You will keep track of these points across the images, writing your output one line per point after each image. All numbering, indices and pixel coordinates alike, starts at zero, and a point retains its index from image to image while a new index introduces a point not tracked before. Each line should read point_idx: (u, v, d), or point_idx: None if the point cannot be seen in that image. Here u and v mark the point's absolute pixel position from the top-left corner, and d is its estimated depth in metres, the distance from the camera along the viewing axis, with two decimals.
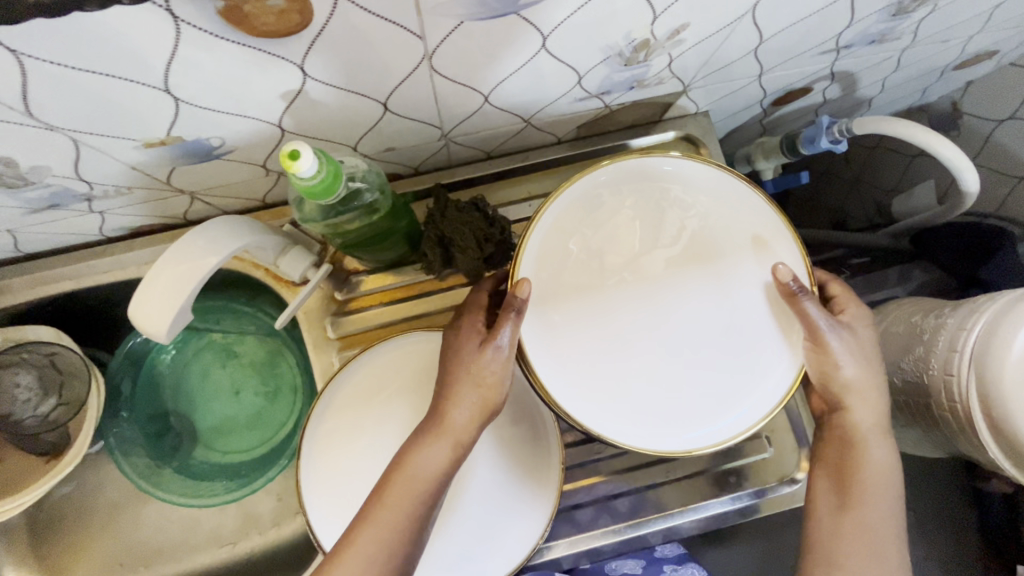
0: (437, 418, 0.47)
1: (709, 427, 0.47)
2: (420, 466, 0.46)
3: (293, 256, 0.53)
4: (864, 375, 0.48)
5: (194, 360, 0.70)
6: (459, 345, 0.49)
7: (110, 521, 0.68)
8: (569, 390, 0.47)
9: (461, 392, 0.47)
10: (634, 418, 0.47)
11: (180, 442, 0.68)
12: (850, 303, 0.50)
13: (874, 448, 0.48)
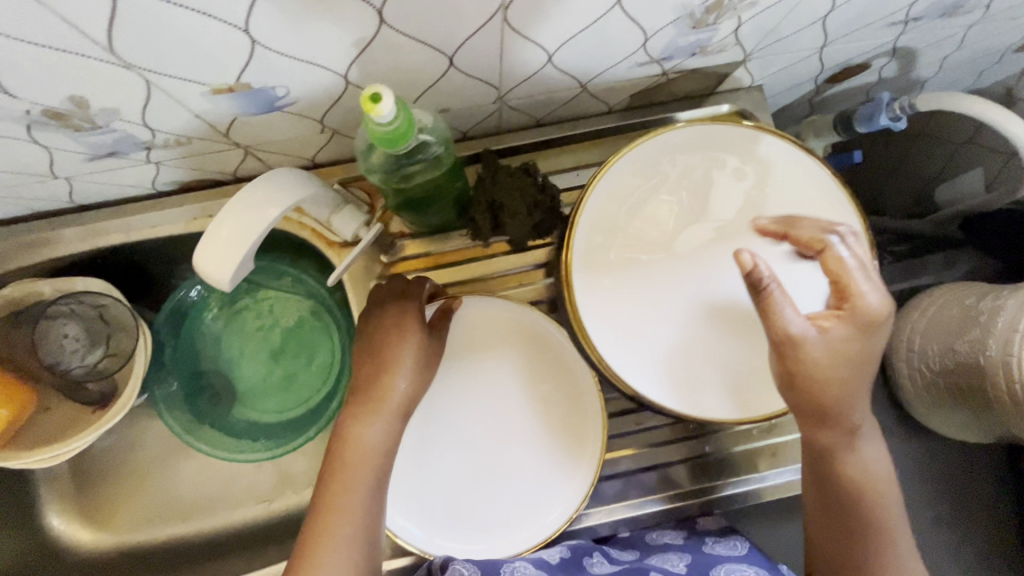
0: (370, 397, 0.50)
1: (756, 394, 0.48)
2: (363, 442, 0.48)
3: (346, 215, 0.52)
4: (842, 377, 0.43)
5: (232, 320, 0.69)
6: (392, 326, 0.51)
7: (150, 473, 0.69)
8: (615, 354, 0.48)
9: (395, 367, 0.50)
10: (679, 385, 0.48)
11: (220, 400, 0.68)
12: (848, 291, 0.44)
13: (862, 452, 0.47)
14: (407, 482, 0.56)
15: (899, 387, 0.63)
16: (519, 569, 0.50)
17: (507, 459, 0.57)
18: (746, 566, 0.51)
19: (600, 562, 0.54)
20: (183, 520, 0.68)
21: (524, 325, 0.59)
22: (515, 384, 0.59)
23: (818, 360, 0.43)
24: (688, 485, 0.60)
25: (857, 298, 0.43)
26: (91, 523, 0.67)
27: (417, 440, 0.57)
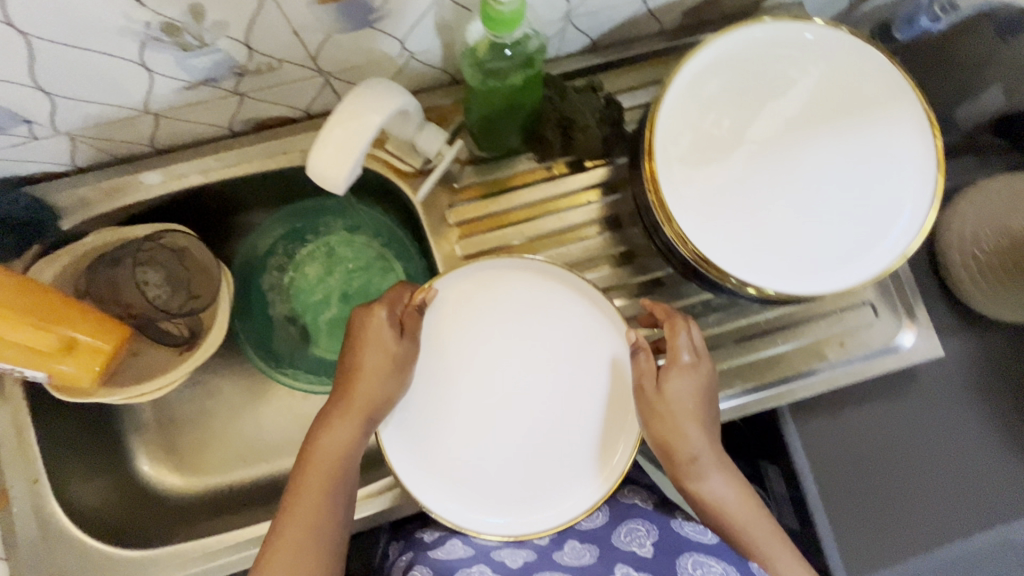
0: (342, 401, 0.53)
1: (830, 273, 0.50)
2: (330, 444, 0.52)
3: (430, 131, 0.54)
4: (693, 419, 0.53)
5: (302, 264, 0.72)
6: (365, 331, 0.53)
7: (231, 418, 0.71)
8: (703, 239, 0.50)
9: (362, 370, 0.52)
10: (765, 264, 0.50)
11: (296, 339, 0.71)
12: (679, 348, 0.54)
13: (709, 491, 0.54)
14: (411, 444, 0.55)
15: (954, 279, 0.65)
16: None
17: (530, 434, 0.56)
18: (712, 560, 0.50)
19: (573, 552, 0.56)
20: (265, 461, 0.70)
21: (541, 284, 0.56)
22: (537, 349, 0.56)
23: (678, 402, 0.53)
24: (769, 377, 0.60)
25: (681, 355, 0.54)
26: (180, 468, 0.69)
27: (432, 433, 0.55)
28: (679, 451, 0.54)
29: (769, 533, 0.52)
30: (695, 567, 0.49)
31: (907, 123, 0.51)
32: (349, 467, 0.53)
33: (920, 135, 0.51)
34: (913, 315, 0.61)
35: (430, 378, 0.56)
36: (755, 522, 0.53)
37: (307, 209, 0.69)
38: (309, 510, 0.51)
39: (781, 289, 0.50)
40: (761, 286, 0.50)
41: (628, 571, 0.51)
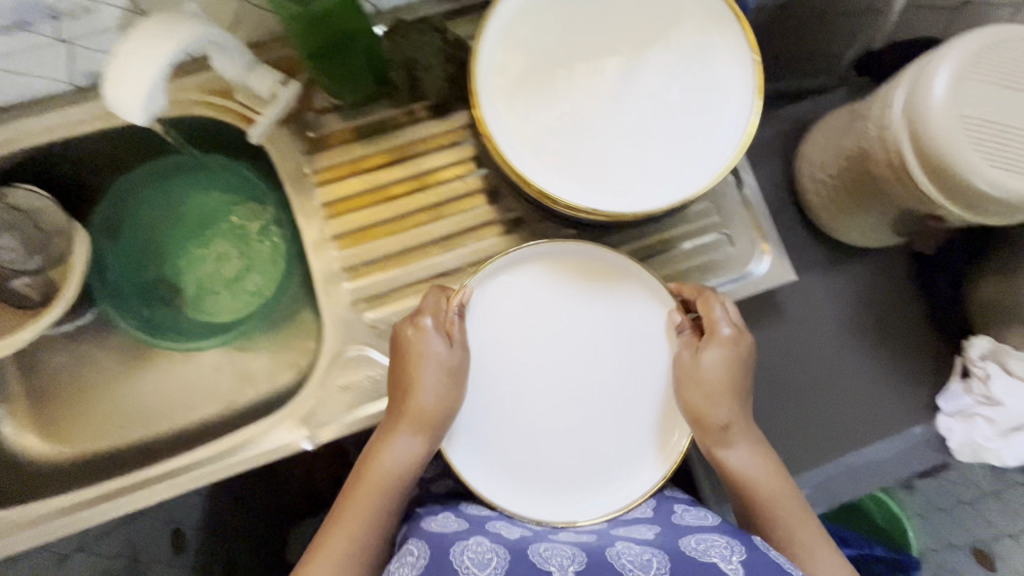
0: (399, 413, 0.53)
1: (652, 193, 0.51)
2: (392, 457, 0.52)
3: (260, 72, 0.54)
4: (726, 395, 0.53)
5: (167, 226, 0.69)
6: (414, 344, 0.53)
7: (108, 386, 0.70)
8: (529, 167, 0.51)
9: (417, 382, 0.52)
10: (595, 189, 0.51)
11: (169, 303, 0.70)
12: (715, 319, 0.54)
13: (732, 461, 0.54)
14: (472, 438, 0.54)
15: (811, 207, 0.67)
16: (471, 548, 0.45)
17: (588, 424, 0.56)
18: (717, 535, 0.48)
19: (573, 535, 0.51)
20: (138, 427, 0.69)
21: (594, 274, 0.57)
22: (586, 339, 0.56)
23: (715, 378, 0.53)
24: None
25: (718, 327, 0.54)
26: (53, 438, 0.68)
27: (471, 427, 0.55)
28: (703, 425, 0.53)
29: (790, 515, 0.53)
30: (698, 543, 0.46)
31: (727, 44, 0.51)
32: (402, 479, 0.53)
33: (739, 53, 0.50)
34: (765, 238, 0.62)
35: (480, 375, 0.55)
36: (778, 501, 0.53)
37: (165, 166, 0.68)
38: (356, 519, 0.51)
39: (611, 210, 0.50)
40: (590, 207, 0.50)
41: (630, 544, 0.47)
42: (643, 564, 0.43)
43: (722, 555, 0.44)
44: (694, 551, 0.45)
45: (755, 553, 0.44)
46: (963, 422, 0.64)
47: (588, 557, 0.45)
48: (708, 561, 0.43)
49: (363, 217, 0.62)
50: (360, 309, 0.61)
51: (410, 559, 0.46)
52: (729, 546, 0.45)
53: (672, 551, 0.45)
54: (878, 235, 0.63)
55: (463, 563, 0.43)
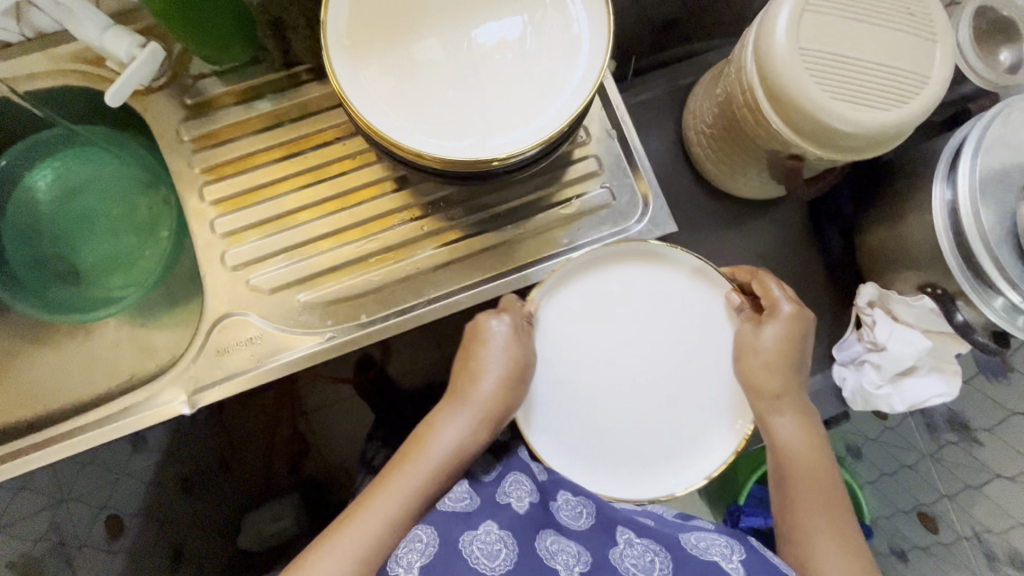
0: (464, 398, 0.55)
1: (511, 137, 0.52)
2: (442, 437, 0.53)
3: (115, 33, 0.54)
4: (783, 365, 0.55)
5: (58, 198, 0.69)
6: (478, 336, 0.57)
7: (7, 367, 0.68)
8: (381, 117, 0.51)
9: (484, 369, 0.55)
10: (450, 139, 0.52)
11: (63, 276, 0.68)
12: (775, 296, 0.57)
13: (780, 428, 0.55)
14: (553, 422, 0.59)
15: (698, 160, 0.67)
16: (480, 535, 0.46)
17: (652, 410, 0.60)
18: (716, 535, 0.52)
19: (569, 510, 0.53)
20: (24, 406, 0.67)
21: (638, 271, 0.61)
22: (628, 332, 0.60)
23: (769, 355, 0.56)
24: (508, 266, 0.62)
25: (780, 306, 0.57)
26: None
27: (549, 410, 0.59)
28: (760, 399, 0.56)
29: (821, 491, 0.54)
30: (698, 542, 0.51)
31: None
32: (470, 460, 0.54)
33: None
34: (643, 189, 0.63)
35: (561, 366, 0.60)
36: (810, 476, 0.54)
37: (54, 137, 0.68)
38: (427, 496, 0.51)
39: (463, 157, 0.51)
40: (441, 154, 0.50)
41: (631, 539, 0.50)
42: (646, 569, 0.47)
43: (723, 555, 0.48)
44: (695, 550, 0.49)
45: (753, 553, 0.49)
46: (854, 370, 0.64)
47: (590, 556, 0.48)
48: (710, 560, 0.48)
49: (242, 182, 0.62)
50: (239, 273, 0.61)
51: (418, 546, 0.46)
52: (728, 546, 0.50)
53: (670, 550, 0.49)
54: (760, 186, 0.63)
55: (474, 554, 0.44)
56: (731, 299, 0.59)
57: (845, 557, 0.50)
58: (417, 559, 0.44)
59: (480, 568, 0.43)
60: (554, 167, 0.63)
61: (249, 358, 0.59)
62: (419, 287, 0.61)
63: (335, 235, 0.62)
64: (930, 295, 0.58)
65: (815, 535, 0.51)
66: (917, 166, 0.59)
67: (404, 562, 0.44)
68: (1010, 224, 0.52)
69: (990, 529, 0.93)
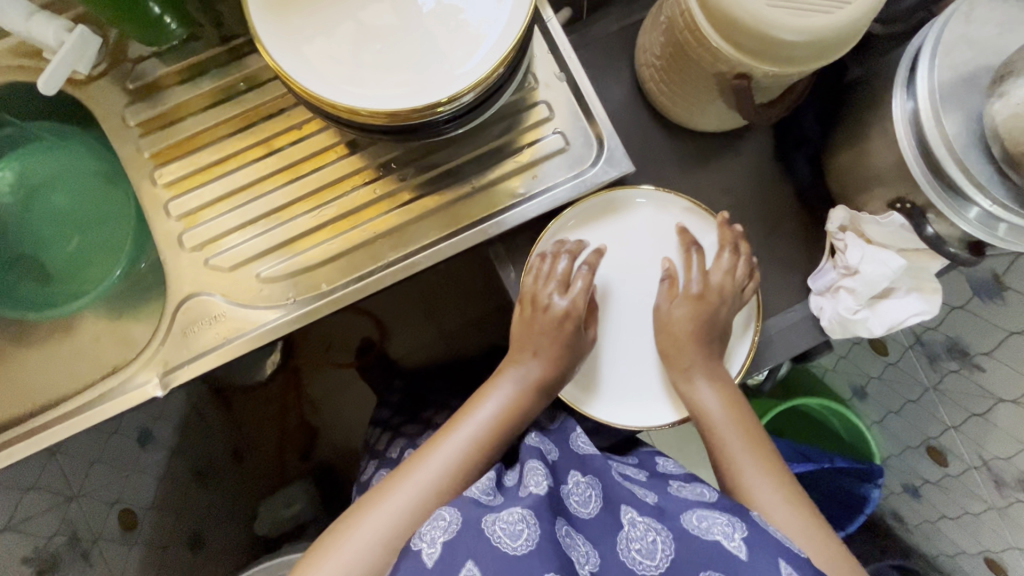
0: (515, 362, 0.60)
1: (445, 83, 0.51)
2: (500, 398, 0.59)
3: (41, 18, 0.54)
4: (695, 345, 0.58)
5: (24, 196, 0.69)
6: (531, 296, 0.59)
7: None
8: (309, 74, 0.51)
9: (535, 336, 0.59)
10: (382, 90, 0.51)
11: (37, 276, 0.69)
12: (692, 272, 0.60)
13: (698, 395, 0.58)
14: None
15: (654, 97, 0.65)
16: (502, 516, 0.46)
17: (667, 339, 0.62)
18: (718, 512, 0.50)
19: (579, 494, 0.53)
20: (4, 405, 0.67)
21: (632, 211, 0.63)
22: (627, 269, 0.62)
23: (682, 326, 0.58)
24: (465, 222, 0.60)
25: (692, 282, 0.59)
26: None
27: None
28: (674, 365, 0.59)
29: (745, 438, 0.57)
30: (700, 520, 0.50)
31: None
32: (526, 417, 0.59)
33: None
34: (597, 130, 0.61)
35: None
36: (731, 431, 0.57)
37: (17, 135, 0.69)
38: (485, 443, 0.57)
39: (395, 105, 0.50)
40: (373, 107, 0.50)
41: (634, 518, 0.51)
42: (649, 553, 0.48)
43: (726, 533, 0.47)
44: (696, 530, 0.48)
45: (755, 530, 0.48)
46: (831, 298, 0.62)
47: (600, 548, 0.48)
48: (713, 542, 0.47)
49: (193, 161, 0.62)
50: (199, 253, 0.61)
51: (441, 522, 0.47)
52: (730, 522, 0.48)
53: (672, 530, 0.49)
54: (718, 117, 0.61)
55: (497, 534, 0.45)
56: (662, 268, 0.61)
57: (778, 486, 0.54)
58: (440, 534, 0.46)
59: (502, 548, 0.44)
60: (505, 116, 0.61)
61: (216, 335, 0.59)
62: (378, 252, 0.60)
63: (289, 206, 0.61)
64: (901, 211, 0.55)
65: (748, 480, 0.55)
66: (879, 78, 0.57)
67: (427, 537, 0.46)
68: (977, 126, 0.49)
69: (997, 455, 0.92)
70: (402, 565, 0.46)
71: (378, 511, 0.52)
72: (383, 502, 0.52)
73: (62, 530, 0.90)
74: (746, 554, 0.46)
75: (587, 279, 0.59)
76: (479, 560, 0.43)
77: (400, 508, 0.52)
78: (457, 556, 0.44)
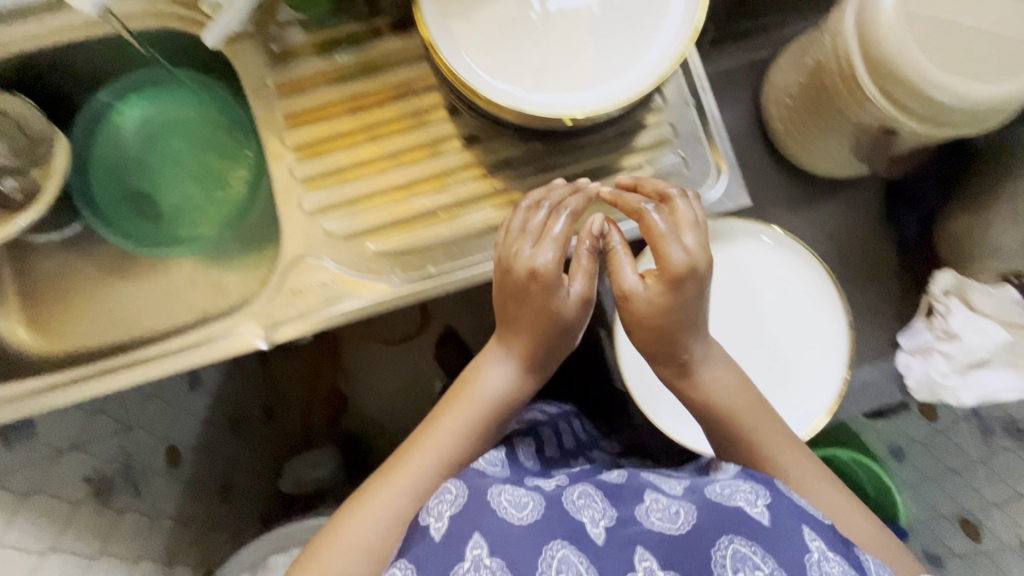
0: (504, 339, 0.57)
1: (596, 95, 0.52)
2: (489, 380, 0.57)
3: None
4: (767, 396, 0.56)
5: (147, 142, 0.73)
6: (506, 253, 0.53)
7: (97, 293, 0.74)
8: (464, 64, 0.52)
9: (524, 309, 0.53)
10: (533, 92, 0.52)
11: (151, 217, 0.74)
12: (663, 239, 0.49)
13: (711, 378, 0.55)
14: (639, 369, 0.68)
15: (778, 136, 0.66)
16: (508, 490, 0.50)
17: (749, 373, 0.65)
18: (742, 484, 0.50)
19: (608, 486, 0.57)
20: (107, 330, 0.72)
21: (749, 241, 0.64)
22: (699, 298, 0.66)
23: (654, 308, 0.50)
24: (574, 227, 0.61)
25: (666, 249, 0.49)
26: (46, 338, 0.72)
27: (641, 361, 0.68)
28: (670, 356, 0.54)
29: (762, 416, 0.54)
30: (723, 490, 0.51)
31: None
32: (517, 397, 0.57)
33: None
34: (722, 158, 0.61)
35: None
36: (746, 413, 0.55)
37: (145, 80, 0.72)
38: (476, 426, 0.56)
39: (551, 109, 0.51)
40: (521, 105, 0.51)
41: (657, 496, 0.52)
42: (669, 519, 0.48)
43: (748, 500, 0.48)
44: (718, 499, 0.49)
45: (778, 496, 0.49)
46: (920, 358, 0.63)
47: (615, 510, 0.50)
48: (735, 508, 0.48)
49: (323, 129, 0.63)
50: (315, 218, 0.62)
51: (449, 496, 0.50)
52: (752, 490, 0.49)
53: (696, 502, 0.50)
54: (840, 162, 0.62)
55: (503, 504, 0.48)
56: (615, 237, 0.53)
57: (812, 476, 0.53)
58: (448, 508, 0.49)
59: (509, 516, 0.47)
60: (631, 132, 0.62)
61: (321, 298, 0.61)
62: (484, 244, 0.62)
63: (406, 187, 0.63)
64: (1016, 285, 0.56)
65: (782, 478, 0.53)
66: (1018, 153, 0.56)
67: (435, 512, 0.49)
68: None
69: None
70: (416, 544, 0.48)
71: (373, 501, 0.52)
72: (373, 496, 0.52)
73: (118, 456, 0.91)
74: (768, 520, 0.47)
75: (566, 223, 0.52)
76: (484, 531, 0.46)
77: (392, 499, 0.51)
78: (465, 526, 0.46)
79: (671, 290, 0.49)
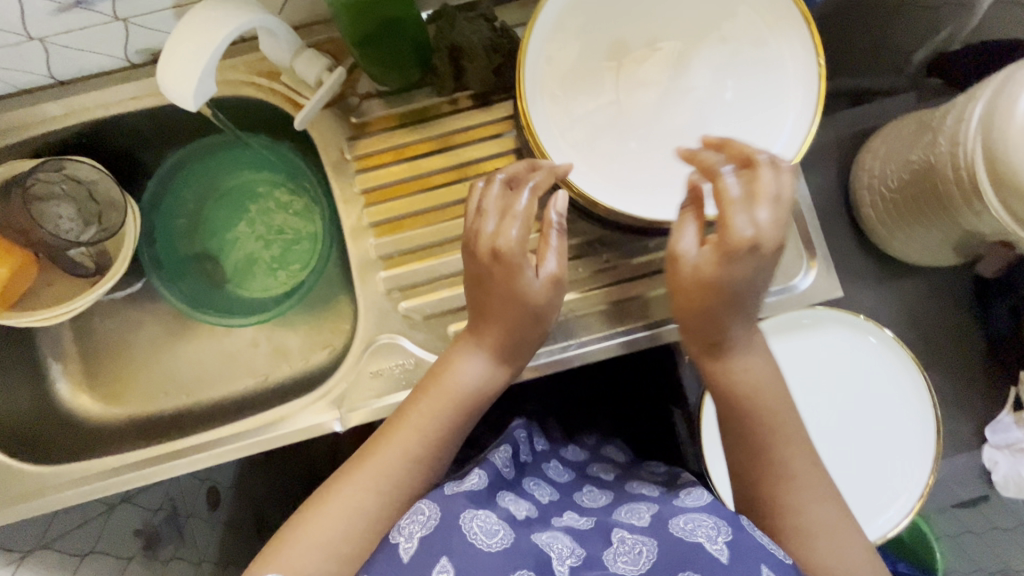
0: (477, 328, 0.50)
1: None
2: (460, 374, 0.50)
3: (306, 56, 0.55)
4: None
5: (217, 204, 0.72)
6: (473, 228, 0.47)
7: (150, 355, 0.71)
8: (569, 165, 0.51)
9: (496, 291, 0.47)
10: (640, 193, 0.51)
11: (215, 280, 0.71)
12: (730, 205, 0.41)
13: (739, 364, 0.47)
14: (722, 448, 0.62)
15: (866, 221, 0.65)
16: (481, 513, 0.43)
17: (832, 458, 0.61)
18: (706, 516, 0.44)
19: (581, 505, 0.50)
20: (165, 393, 0.70)
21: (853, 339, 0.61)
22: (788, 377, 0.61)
23: (700, 278, 0.43)
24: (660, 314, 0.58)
25: (731, 218, 0.41)
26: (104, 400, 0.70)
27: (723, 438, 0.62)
28: (701, 334, 0.46)
29: (790, 424, 0.46)
30: (686, 523, 0.44)
31: (789, 49, 0.50)
32: (489, 394, 0.51)
33: (803, 60, 0.49)
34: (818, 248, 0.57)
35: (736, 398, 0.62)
36: (766, 414, 0.46)
37: (217, 142, 0.70)
38: (443, 424, 0.49)
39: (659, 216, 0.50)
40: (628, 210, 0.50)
41: (624, 534, 0.44)
42: (632, 559, 0.42)
43: (709, 536, 0.41)
44: (680, 532, 0.43)
45: (742, 532, 0.42)
46: (1009, 455, 0.63)
47: (584, 545, 0.43)
48: (692, 543, 0.41)
49: (402, 205, 0.62)
50: (394, 297, 0.61)
51: (420, 517, 0.43)
52: (715, 525, 0.42)
53: (659, 538, 0.43)
54: (935, 253, 0.60)
55: (473, 530, 0.41)
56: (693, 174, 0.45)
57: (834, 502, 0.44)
58: (418, 529, 0.42)
59: (478, 545, 0.40)
60: None
61: (396, 382, 0.60)
62: None
63: None
64: None
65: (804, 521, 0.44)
66: None
67: (405, 532, 0.42)
68: None
69: None
70: (378, 560, 0.42)
71: (327, 509, 0.44)
72: (331, 500, 0.45)
73: (165, 504, 0.80)
74: (727, 558, 0.40)
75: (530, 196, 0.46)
76: (453, 557, 0.39)
77: (349, 508, 0.44)
78: (433, 553, 0.40)
79: (725, 262, 0.42)
